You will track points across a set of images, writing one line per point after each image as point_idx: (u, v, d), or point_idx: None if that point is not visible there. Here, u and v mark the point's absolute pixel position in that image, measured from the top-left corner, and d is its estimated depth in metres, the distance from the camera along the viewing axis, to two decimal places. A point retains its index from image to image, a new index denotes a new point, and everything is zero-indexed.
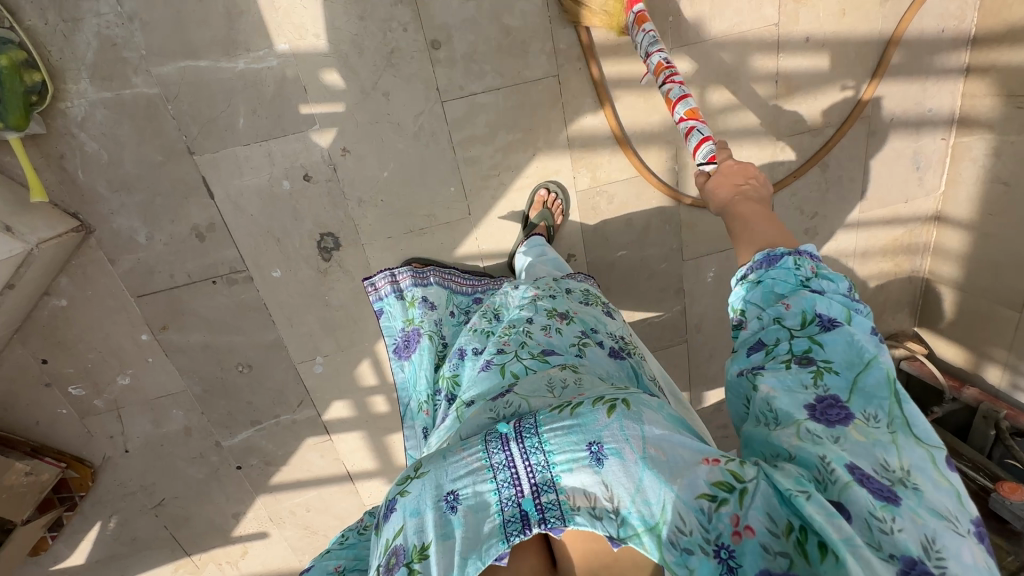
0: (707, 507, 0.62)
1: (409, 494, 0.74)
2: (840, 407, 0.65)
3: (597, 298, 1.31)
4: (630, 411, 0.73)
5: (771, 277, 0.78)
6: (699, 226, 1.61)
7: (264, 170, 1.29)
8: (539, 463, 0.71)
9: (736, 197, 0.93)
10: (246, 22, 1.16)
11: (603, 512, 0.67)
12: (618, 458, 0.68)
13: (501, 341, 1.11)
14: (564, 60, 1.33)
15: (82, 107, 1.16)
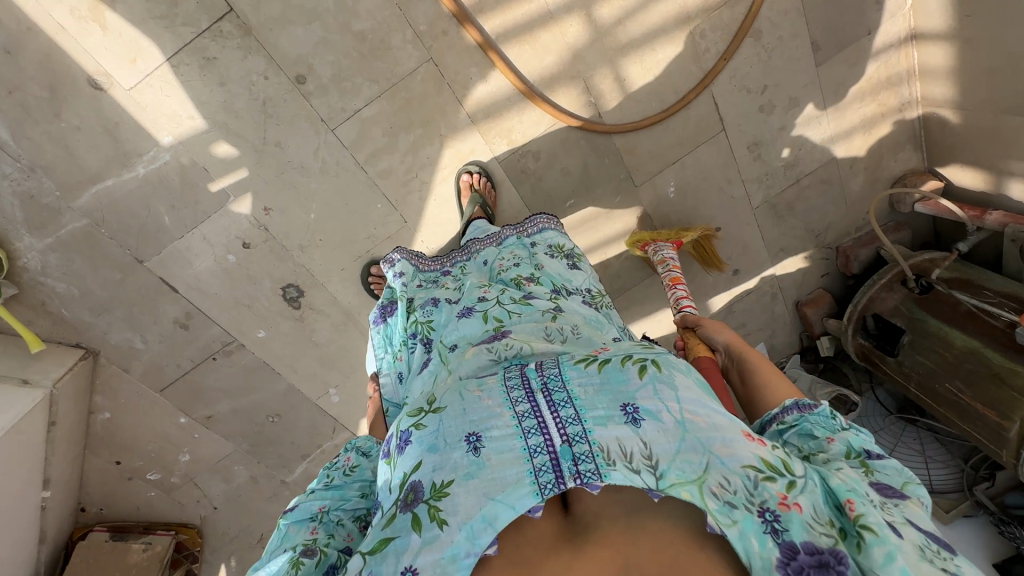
0: (753, 475, 0.60)
1: (426, 429, 0.69)
2: (893, 493, 0.61)
3: (564, 249, 1.23)
4: (662, 374, 0.69)
5: (809, 421, 0.71)
6: (641, 147, 1.53)
7: (207, 253, 1.38)
8: (569, 415, 0.66)
9: (737, 345, 0.91)
10: (126, 130, 1.21)
11: (643, 463, 0.61)
12: (654, 419, 0.65)
13: (482, 288, 1.05)
14: (434, 40, 1.28)
15: (36, 259, 1.29)
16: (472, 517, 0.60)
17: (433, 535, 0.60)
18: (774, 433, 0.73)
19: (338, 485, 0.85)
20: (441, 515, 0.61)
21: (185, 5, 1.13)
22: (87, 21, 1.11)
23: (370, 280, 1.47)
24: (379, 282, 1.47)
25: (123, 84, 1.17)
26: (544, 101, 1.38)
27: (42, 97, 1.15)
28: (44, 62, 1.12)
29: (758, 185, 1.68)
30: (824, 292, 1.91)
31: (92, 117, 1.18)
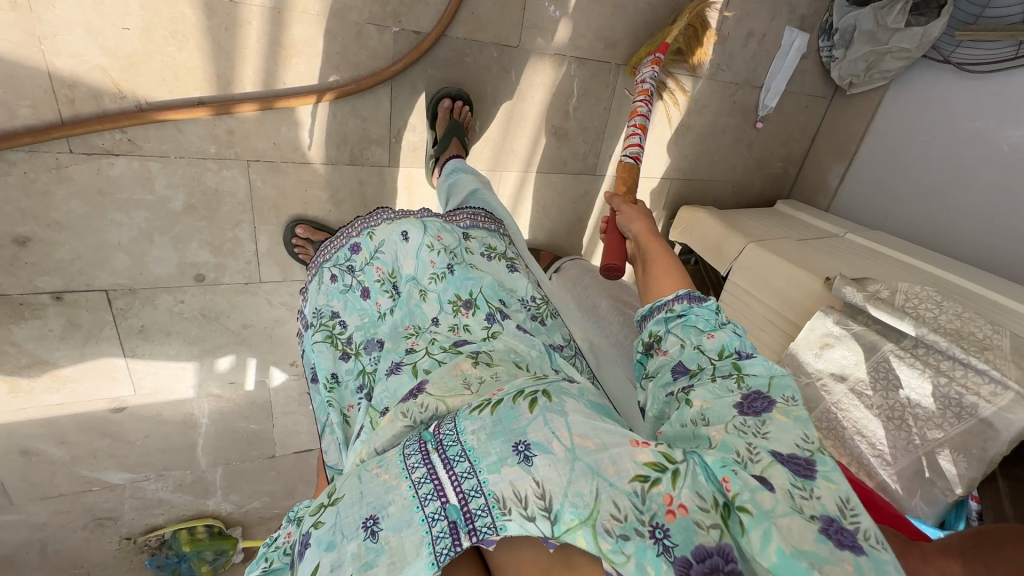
0: (640, 488, 0.49)
1: (325, 526, 0.54)
2: (761, 403, 0.57)
3: (498, 250, 1.11)
4: (553, 403, 0.57)
5: (695, 313, 0.65)
6: (484, 12, 1.21)
7: (298, 416, 1.57)
8: (463, 469, 0.54)
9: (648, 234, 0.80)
10: (167, 410, 1.39)
11: (535, 505, 0.49)
12: (545, 452, 0.52)
13: (408, 339, 0.90)
14: (233, 146, 1.13)
15: (227, 504, 1.63)
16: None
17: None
18: (660, 322, 0.67)
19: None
20: None
21: (83, 319, 1.18)
22: (61, 386, 1.24)
23: (295, 245, 1.27)
24: (306, 245, 1.26)
25: (128, 393, 1.31)
26: (351, 87, 1.14)
27: (109, 441, 1.36)
28: (81, 426, 1.31)
29: None
30: None
31: (143, 423, 1.38)
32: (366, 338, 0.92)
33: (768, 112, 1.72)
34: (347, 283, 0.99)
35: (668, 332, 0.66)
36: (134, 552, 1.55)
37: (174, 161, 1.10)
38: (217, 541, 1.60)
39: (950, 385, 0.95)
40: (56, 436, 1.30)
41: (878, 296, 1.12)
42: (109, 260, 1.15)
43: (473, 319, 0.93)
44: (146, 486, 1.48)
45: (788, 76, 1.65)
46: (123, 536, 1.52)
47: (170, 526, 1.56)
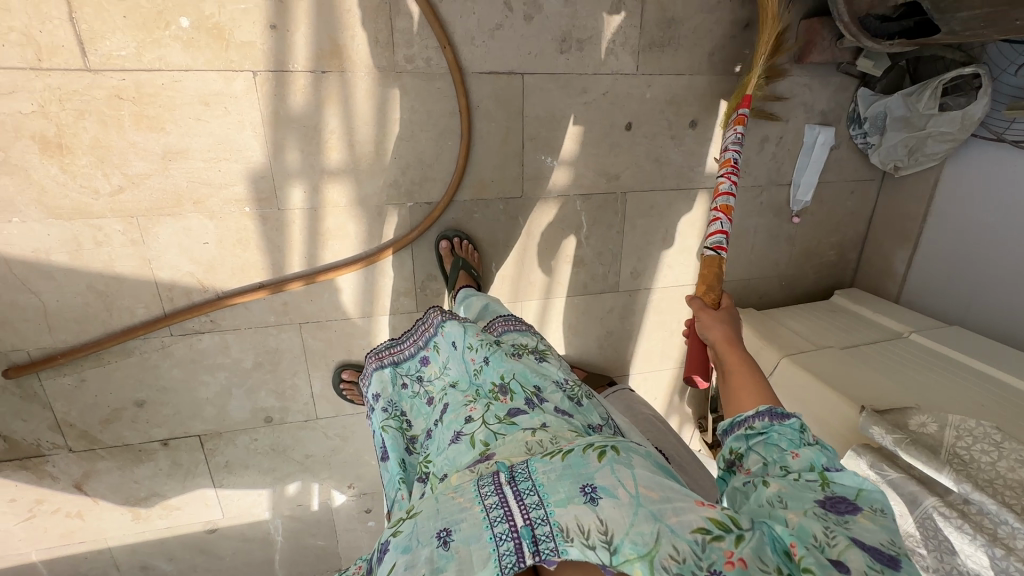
0: (701, 539, 0.62)
1: (402, 534, 0.70)
2: (843, 505, 0.61)
3: (529, 346, 1.11)
4: (621, 456, 0.72)
5: (776, 431, 0.68)
6: (486, 176, 1.37)
7: (360, 531, 1.72)
8: (533, 502, 0.70)
9: (727, 343, 0.84)
10: (249, 530, 1.61)
11: (597, 538, 0.65)
12: (610, 496, 0.68)
13: (465, 404, 0.95)
14: (288, 313, 1.37)
15: None
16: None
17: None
18: (741, 438, 0.71)
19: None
20: None
21: (184, 458, 1.46)
22: (169, 512, 1.52)
23: (343, 387, 1.46)
24: (352, 386, 1.45)
25: (218, 517, 1.56)
26: (380, 258, 1.36)
27: (205, 556, 1.61)
28: (185, 544, 1.58)
29: (615, 54, 1.33)
30: (813, 19, 1.39)
31: (231, 541, 1.61)
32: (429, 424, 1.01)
33: (803, 205, 1.64)
34: (407, 394, 1.07)
35: (749, 449, 0.70)
36: None
37: (244, 332, 1.37)
38: None
39: (1007, 559, 0.83)
40: (167, 553, 1.58)
41: (925, 431, 1.02)
42: (200, 411, 1.42)
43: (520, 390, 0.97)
44: None
45: (818, 170, 1.59)
46: None
47: None
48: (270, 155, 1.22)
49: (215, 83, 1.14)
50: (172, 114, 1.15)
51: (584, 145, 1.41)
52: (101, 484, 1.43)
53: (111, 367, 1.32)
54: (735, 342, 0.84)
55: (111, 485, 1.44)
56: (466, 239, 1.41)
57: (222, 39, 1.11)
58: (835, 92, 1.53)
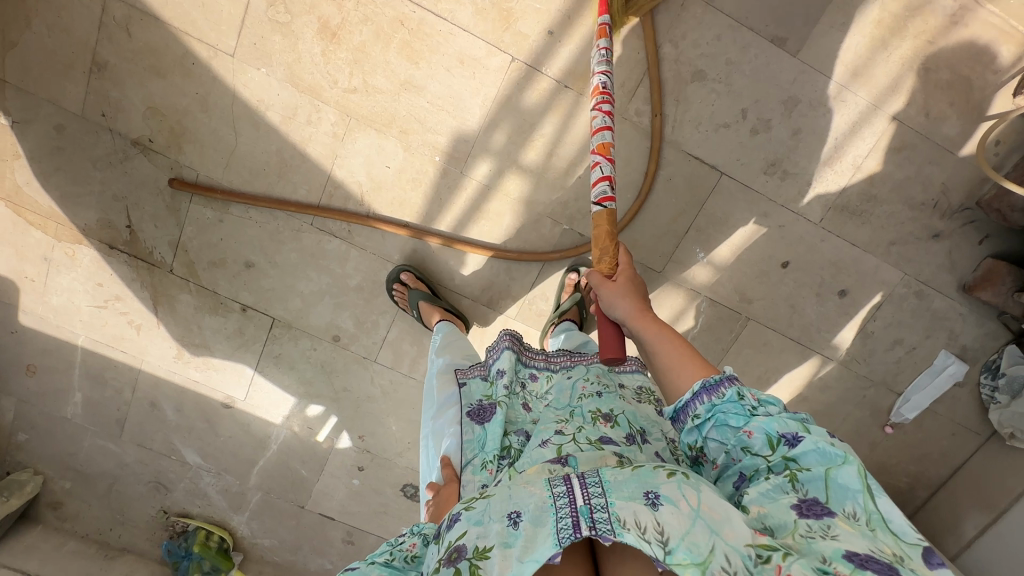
0: (753, 554, 0.57)
1: (475, 508, 0.69)
2: (821, 508, 0.61)
3: (650, 393, 1.14)
4: (692, 478, 0.65)
5: (721, 408, 0.74)
6: (641, 238, 1.43)
7: (340, 484, 1.70)
8: (596, 494, 0.66)
9: (642, 321, 0.89)
10: (255, 424, 1.63)
11: (655, 534, 0.61)
12: (673, 503, 0.62)
13: (555, 421, 0.99)
14: (411, 259, 1.45)
15: (246, 528, 1.76)
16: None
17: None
18: (698, 430, 0.76)
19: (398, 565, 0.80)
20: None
21: (250, 330, 1.52)
22: (206, 369, 1.57)
23: (394, 288, 1.44)
24: (403, 292, 1.43)
25: (240, 397, 1.60)
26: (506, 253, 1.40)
27: (205, 426, 1.63)
28: (197, 405, 1.61)
29: (807, 199, 1.39)
30: (998, 261, 1.40)
31: (235, 425, 1.63)
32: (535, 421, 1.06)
33: (903, 421, 1.60)
34: (518, 391, 1.11)
35: (706, 441, 0.75)
36: (162, 526, 1.74)
37: (367, 254, 1.44)
38: (219, 557, 1.72)
39: None
40: (178, 404, 1.60)
41: None
42: (288, 299, 1.48)
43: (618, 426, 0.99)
44: (205, 476, 1.69)
45: (934, 396, 1.55)
46: (162, 508, 1.73)
47: (197, 521, 1.74)
48: (482, 127, 1.33)
49: (478, 50, 1.27)
50: (431, 56, 1.27)
51: (738, 258, 1.45)
52: (172, 313, 1.50)
53: (248, 224, 1.41)
54: (643, 314, 0.90)
55: (179, 319, 1.51)
56: None
57: (505, 21, 1.25)
58: (985, 335, 1.52)
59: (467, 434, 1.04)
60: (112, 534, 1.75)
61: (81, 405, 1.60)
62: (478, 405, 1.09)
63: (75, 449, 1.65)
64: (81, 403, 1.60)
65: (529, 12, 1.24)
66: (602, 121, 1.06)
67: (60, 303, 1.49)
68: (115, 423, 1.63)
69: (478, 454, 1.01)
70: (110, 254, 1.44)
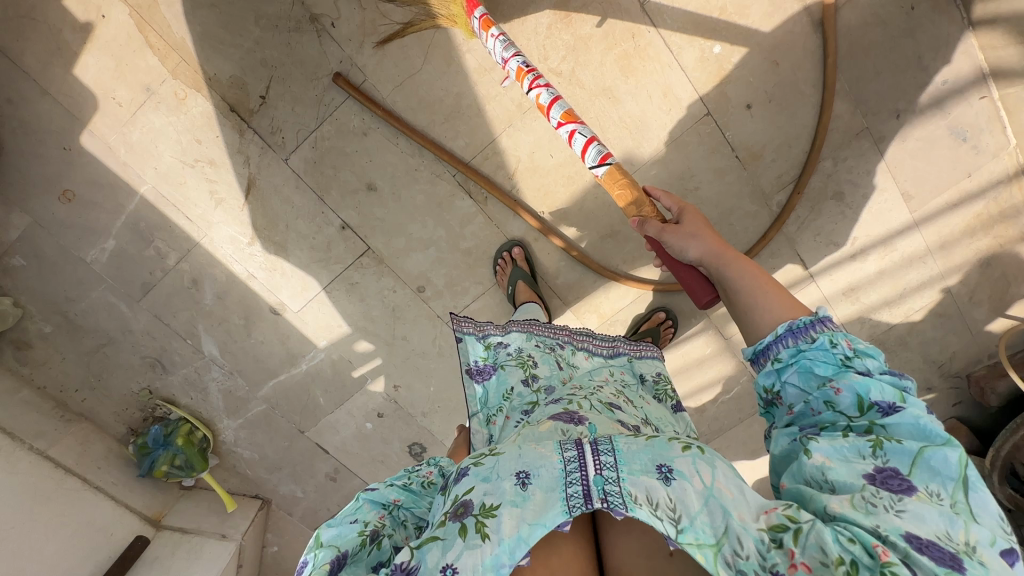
0: (767, 539, 0.55)
1: (484, 465, 0.69)
2: (898, 481, 0.54)
3: (668, 392, 1.23)
4: (706, 453, 0.64)
5: (809, 355, 0.64)
6: (727, 304, 1.59)
7: (351, 422, 1.67)
8: (608, 465, 0.64)
9: (728, 257, 0.79)
10: (295, 339, 1.55)
11: (666, 513, 0.59)
12: (686, 480, 0.61)
13: (569, 387, 1.09)
14: (528, 244, 1.47)
15: (231, 433, 1.66)
16: (511, 530, 0.61)
17: (475, 544, 0.61)
18: (774, 372, 0.67)
19: (414, 490, 0.81)
20: (486, 530, 0.62)
21: (337, 249, 1.44)
22: (267, 267, 1.45)
23: (500, 258, 1.46)
24: (506, 266, 1.45)
25: (292, 308, 1.51)
26: (625, 279, 1.47)
27: (240, 323, 1.52)
28: (242, 300, 1.49)
29: (860, 325, 1.62)
30: (959, 424, 1.70)
31: (273, 332, 1.53)
32: (548, 383, 1.12)
33: None
34: (547, 353, 1.21)
35: (785, 385, 0.66)
36: (142, 405, 1.59)
37: (490, 225, 1.44)
38: (196, 455, 1.61)
39: None
40: (220, 291, 1.48)
41: None
42: (393, 235, 1.43)
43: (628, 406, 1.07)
44: (214, 371, 1.57)
45: None
46: (148, 387, 1.58)
47: (182, 412, 1.61)
48: (651, 160, 1.40)
49: (684, 91, 1.35)
50: (643, 77, 1.33)
51: None
52: (263, 200, 1.38)
53: (392, 149, 1.36)
54: (727, 254, 0.80)
55: (267, 209, 1.39)
56: (672, 324, 1.54)
57: (718, 79, 1.34)
58: None
59: (470, 391, 1.19)
60: (76, 395, 1.57)
61: (108, 254, 1.42)
62: (476, 365, 1.22)
63: (78, 296, 1.46)
64: (111, 252, 1.42)
65: (739, 80, 1.35)
66: (546, 95, 1.03)
67: (140, 141, 1.31)
68: (139, 285, 1.46)
69: (483, 409, 1.15)
70: (226, 116, 1.30)
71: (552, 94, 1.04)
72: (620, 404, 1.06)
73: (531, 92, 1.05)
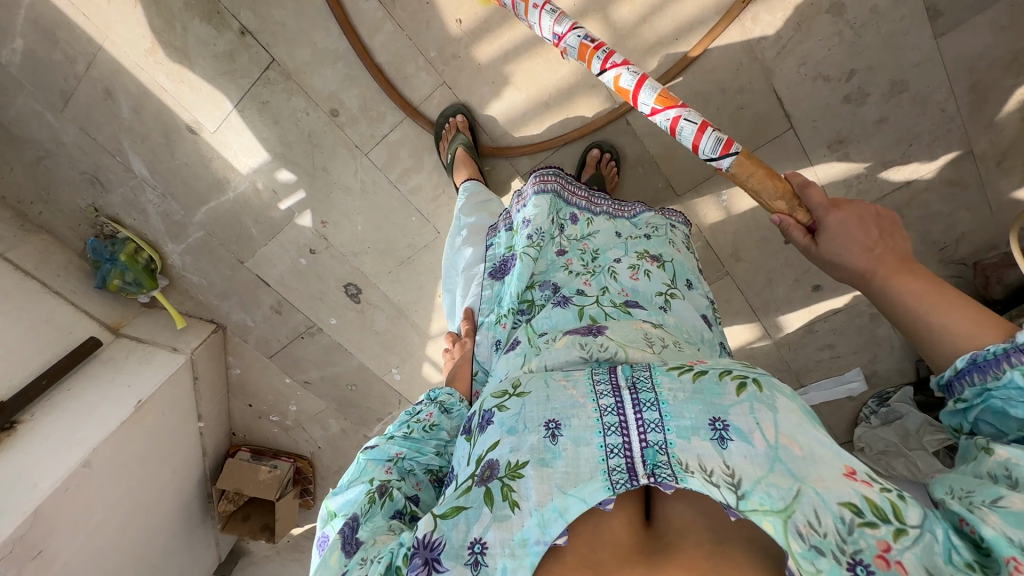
0: (850, 518, 0.50)
1: (509, 411, 0.63)
2: None
3: (692, 249, 1.08)
4: (764, 394, 0.58)
5: (996, 395, 0.55)
6: (682, 152, 1.39)
7: (286, 257, 1.67)
8: (653, 420, 0.58)
9: (878, 271, 0.68)
10: (218, 163, 1.50)
11: (723, 479, 0.54)
12: (744, 441, 0.56)
13: (583, 276, 0.90)
14: (448, 64, 1.35)
15: (177, 258, 1.72)
16: (544, 504, 0.56)
17: (504, 515, 0.56)
18: (959, 412, 0.60)
19: (416, 439, 0.80)
20: (514, 496, 0.57)
21: (241, 61, 1.35)
22: (178, 80, 1.38)
23: (446, 122, 1.37)
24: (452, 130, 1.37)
25: (209, 128, 1.44)
26: (510, 152, 1.41)
27: (162, 141, 1.48)
28: (159, 117, 1.44)
29: (845, 190, 1.34)
30: None
31: (194, 154, 1.49)
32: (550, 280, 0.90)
33: None
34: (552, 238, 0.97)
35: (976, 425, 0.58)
36: (88, 222, 1.65)
37: (402, 38, 1.32)
38: (143, 273, 1.68)
39: None
40: (136, 105, 1.43)
41: None
42: (297, 45, 1.33)
43: (646, 282, 0.90)
44: (147, 192, 1.58)
45: (826, 399, 1.62)
46: (93, 204, 1.63)
47: (128, 232, 1.67)
48: None
49: None
50: None
51: (754, 216, 1.45)
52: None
53: None
54: (883, 261, 0.68)
55: (163, 7, 1.30)
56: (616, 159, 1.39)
57: None
58: None
59: (489, 292, 0.98)
60: (33, 208, 1.65)
61: (20, 55, 1.38)
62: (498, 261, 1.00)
63: (5, 103, 1.47)
64: (22, 54, 1.38)
65: None
66: (628, 79, 0.85)
67: None
68: (57, 93, 1.43)
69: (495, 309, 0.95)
70: None
71: (635, 74, 0.85)
72: (642, 287, 0.89)
73: (608, 76, 0.87)
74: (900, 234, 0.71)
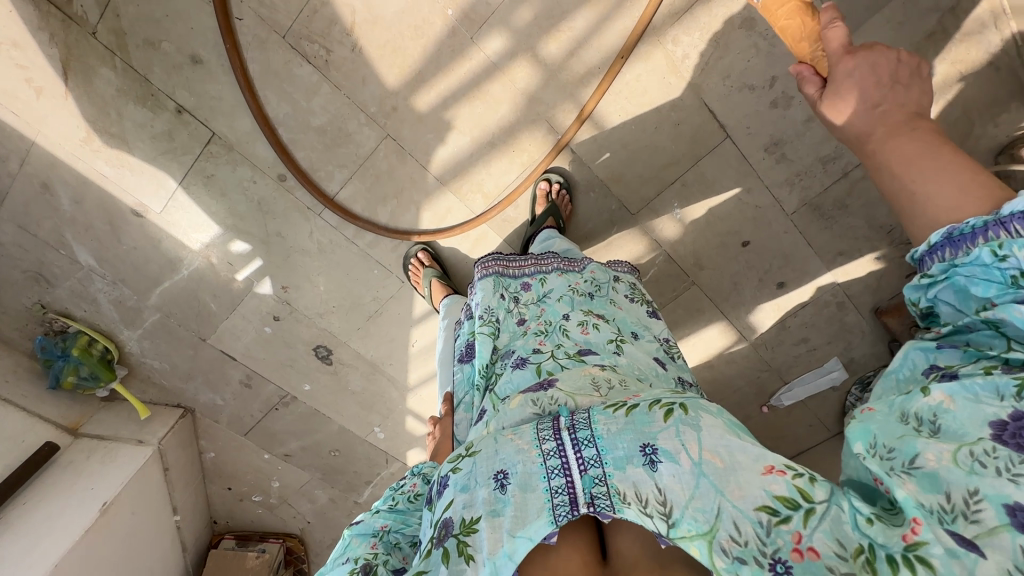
0: (766, 521, 0.53)
1: (461, 471, 0.64)
2: None
3: (642, 294, 1.09)
4: (689, 415, 0.62)
5: (961, 273, 0.54)
6: (629, 173, 1.43)
7: (250, 328, 1.62)
8: (591, 456, 0.61)
9: (878, 131, 0.62)
10: (168, 242, 1.47)
11: (655, 508, 0.57)
12: (672, 462, 0.58)
13: (536, 336, 0.90)
14: (388, 116, 1.37)
15: (135, 345, 1.65)
16: (495, 552, 0.57)
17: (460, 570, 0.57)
18: (920, 288, 0.59)
19: (401, 510, 0.77)
20: (469, 550, 0.58)
21: (180, 138, 1.35)
22: (118, 164, 1.36)
23: (411, 262, 1.52)
24: (418, 265, 1.51)
25: (155, 209, 1.42)
26: (449, 234, 1.46)
27: (107, 228, 1.44)
28: (102, 204, 1.41)
29: (790, 189, 1.42)
30: None
31: (142, 236, 1.46)
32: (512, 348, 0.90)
33: (778, 406, 1.66)
34: (507, 310, 0.98)
35: (934, 303, 0.58)
36: (34, 320, 1.57)
37: (341, 97, 1.34)
38: (99, 366, 1.60)
39: None
40: (76, 195, 1.40)
41: None
42: (235, 116, 1.34)
43: (598, 333, 0.90)
44: (96, 281, 1.53)
45: (811, 392, 1.63)
46: (39, 301, 1.55)
47: (79, 325, 1.59)
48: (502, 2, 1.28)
49: None
50: None
51: (709, 224, 1.47)
52: (88, 85, 1.27)
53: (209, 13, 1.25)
54: (886, 120, 0.62)
55: (94, 93, 1.28)
56: (565, 188, 1.43)
57: None
58: None
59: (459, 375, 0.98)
60: None
61: None
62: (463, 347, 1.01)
63: None
64: None
65: None
66: None
67: None
68: None
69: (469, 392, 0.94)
70: None
71: None
72: (596, 338, 0.89)
73: None
74: (922, 89, 0.63)
